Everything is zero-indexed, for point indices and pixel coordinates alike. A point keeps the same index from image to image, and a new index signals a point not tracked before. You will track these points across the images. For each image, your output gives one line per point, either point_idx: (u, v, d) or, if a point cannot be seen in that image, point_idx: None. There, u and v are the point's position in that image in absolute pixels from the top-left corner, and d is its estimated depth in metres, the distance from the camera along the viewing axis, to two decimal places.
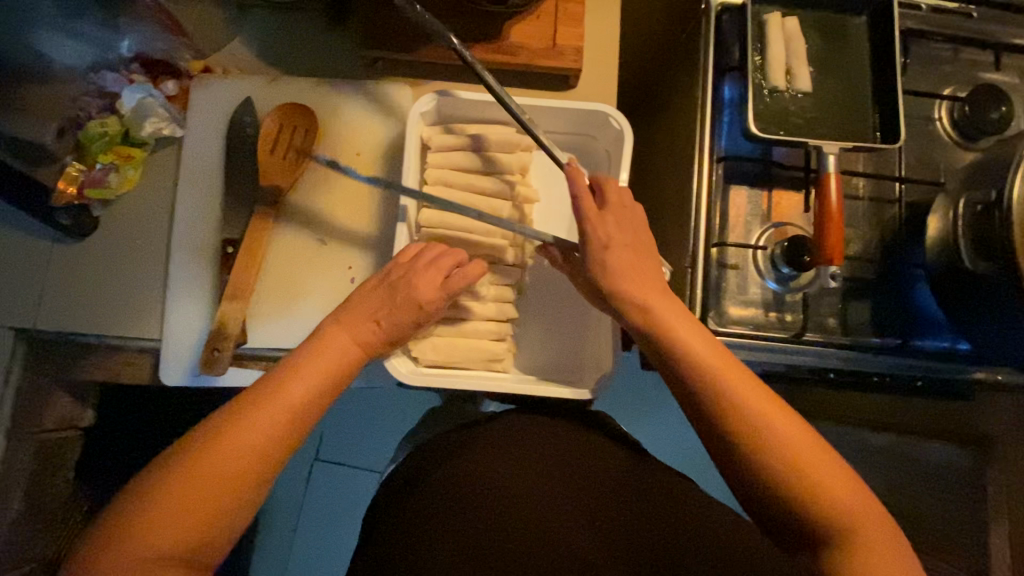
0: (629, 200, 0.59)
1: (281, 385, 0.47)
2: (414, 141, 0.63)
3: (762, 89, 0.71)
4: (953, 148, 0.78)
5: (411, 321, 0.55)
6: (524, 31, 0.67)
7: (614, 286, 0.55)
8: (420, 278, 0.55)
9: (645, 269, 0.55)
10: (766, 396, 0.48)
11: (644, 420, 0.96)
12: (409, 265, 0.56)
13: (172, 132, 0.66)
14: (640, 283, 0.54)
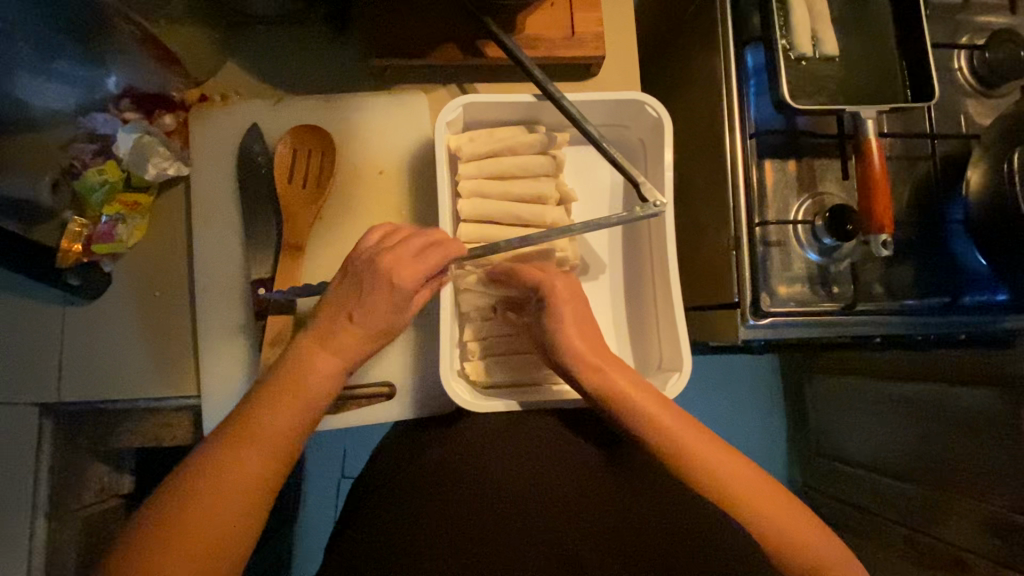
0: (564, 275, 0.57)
1: (262, 409, 0.46)
2: (443, 152, 0.59)
3: (789, 57, 0.68)
4: (979, 99, 0.76)
5: (389, 306, 0.50)
6: (541, 21, 0.64)
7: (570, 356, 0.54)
8: (392, 262, 0.49)
9: (587, 324, 0.56)
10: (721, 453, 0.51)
11: None
12: (377, 248, 0.50)
13: (177, 170, 0.60)
14: (594, 346, 0.54)
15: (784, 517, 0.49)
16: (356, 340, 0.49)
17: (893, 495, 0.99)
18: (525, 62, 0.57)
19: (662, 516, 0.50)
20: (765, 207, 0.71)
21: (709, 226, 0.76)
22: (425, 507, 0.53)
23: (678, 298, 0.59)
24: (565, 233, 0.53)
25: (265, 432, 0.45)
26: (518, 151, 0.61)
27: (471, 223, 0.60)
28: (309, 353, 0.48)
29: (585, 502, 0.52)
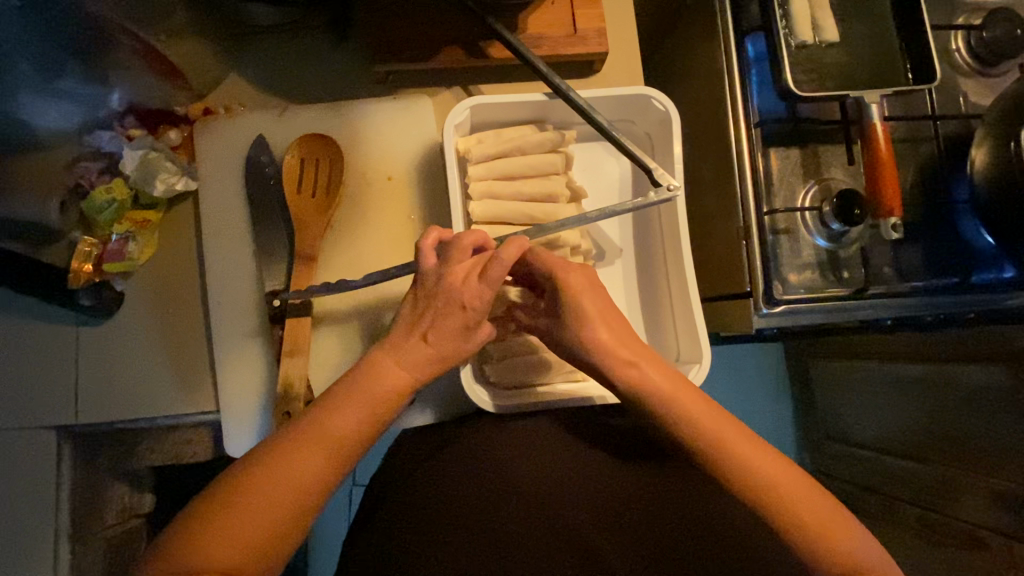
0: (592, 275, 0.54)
1: (317, 423, 0.43)
2: (452, 155, 0.59)
3: (790, 44, 0.69)
4: (979, 80, 0.76)
5: (461, 328, 0.46)
6: (544, 20, 0.64)
7: (589, 345, 0.51)
8: (463, 280, 0.46)
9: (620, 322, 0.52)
10: (782, 465, 0.47)
11: None
12: (443, 261, 0.47)
13: (186, 185, 0.60)
14: (623, 338, 0.51)
15: (829, 525, 0.45)
16: (427, 359, 0.46)
17: (906, 475, 0.99)
18: (522, 48, 0.56)
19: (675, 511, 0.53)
20: (773, 195, 0.71)
21: (717, 217, 0.76)
22: (451, 508, 0.54)
23: (693, 290, 0.60)
24: (580, 222, 0.55)
25: (323, 449, 0.42)
26: (527, 151, 0.61)
27: (483, 224, 0.60)
28: (367, 372, 0.45)
29: (605, 499, 0.54)
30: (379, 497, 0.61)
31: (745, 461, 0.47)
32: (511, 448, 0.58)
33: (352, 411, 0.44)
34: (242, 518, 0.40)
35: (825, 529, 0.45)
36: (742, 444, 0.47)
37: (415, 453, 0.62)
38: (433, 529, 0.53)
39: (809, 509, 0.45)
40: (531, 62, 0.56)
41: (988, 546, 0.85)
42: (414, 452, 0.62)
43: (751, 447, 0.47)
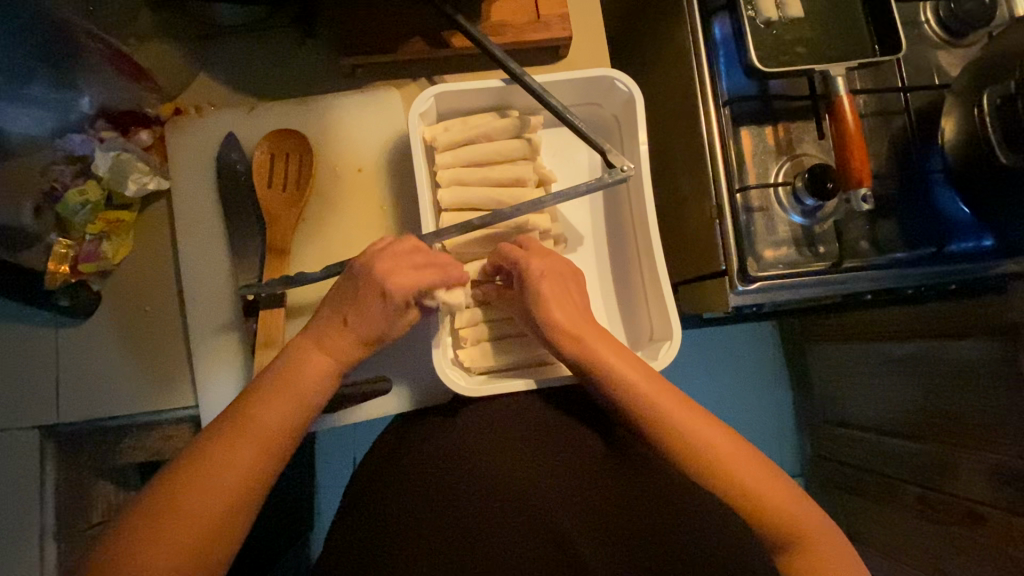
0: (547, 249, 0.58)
1: (251, 416, 0.46)
2: (418, 143, 0.59)
3: (755, 22, 0.69)
4: (950, 49, 0.76)
5: (382, 316, 0.50)
6: (505, 7, 0.64)
7: (549, 323, 0.54)
8: (388, 263, 0.50)
9: (570, 302, 0.55)
10: (721, 433, 0.51)
11: None
12: (371, 254, 0.51)
13: (157, 184, 0.61)
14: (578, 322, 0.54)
15: (767, 487, 0.49)
16: (349, 343, 0.50)
17: (902, 454, 0.98)
18: (477, 33, 0.57)
19: (644, 497, 0.53)
20: (745, 173, 0.71)
21: (691, 198, 0.76)
22: (422, 501, 0.55)
23: (664, 269, 0.60)
24: (539, 204, 0.56)
25: (255, 440, 0.45)
26: (493, 137, 0.61)
27: (451, 211, 0.60)
28: (291, 366, 0.49)
29: (578, 488, 0.54)
30: (360, 488, 0.61)
31: (691, 432, 0.50)
32: (476, 439, 0.58)
33: (281, 403, 0.47)
34: (196, 502, 0.42)
35: (766, 492, 0.49)
36: (674, 410, 0.51)
37: (389, 441, 0.64)
38: (403, 524, 0.53)
39: (748, 475, 0.49)
40: (488, 49, 0.57)
41: (987, 521, 0.85)
42: (393, 439, 0.63)
43: (687, 416, 0.51)
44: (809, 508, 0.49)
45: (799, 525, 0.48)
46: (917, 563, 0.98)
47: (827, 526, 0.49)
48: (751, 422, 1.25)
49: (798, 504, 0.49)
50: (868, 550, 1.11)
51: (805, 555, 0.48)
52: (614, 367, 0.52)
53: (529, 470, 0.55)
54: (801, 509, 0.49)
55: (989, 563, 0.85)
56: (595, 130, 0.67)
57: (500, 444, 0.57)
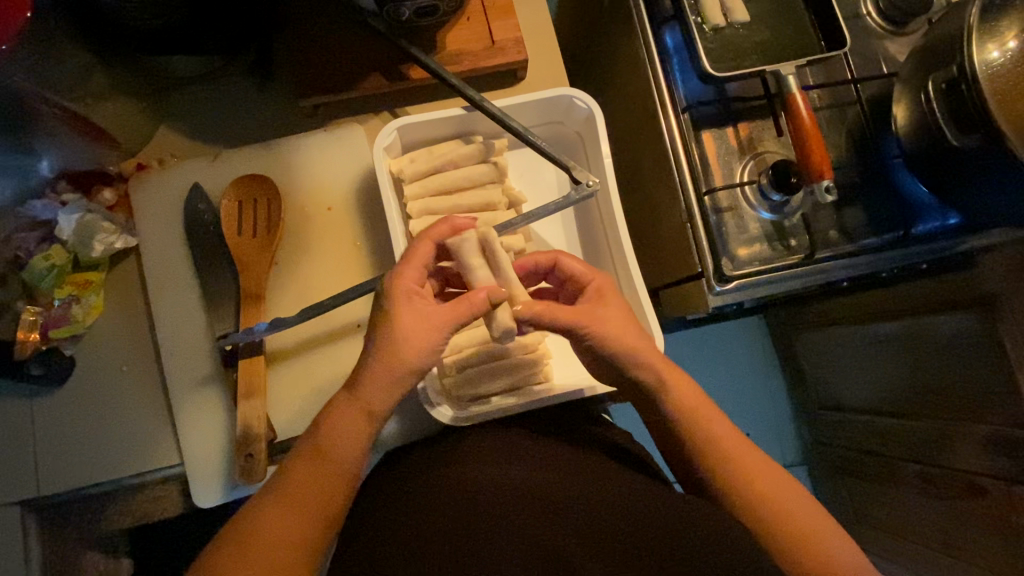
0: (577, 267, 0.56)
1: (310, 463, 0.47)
2: (385, 177, 0.60)
3: (705, 30, 0.70)
4: (894, 39, 0.78)
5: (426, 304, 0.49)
6: (460, 38, 0.65)
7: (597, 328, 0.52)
8: (404, 277, 0.49)
9: (620, 311, 0.54)
10: (733, 439, 0.53)
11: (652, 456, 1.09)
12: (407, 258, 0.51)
13: (125, 242, 0.60)
14: (622, 323, 0.53)
15: (761, 480, 0.51)
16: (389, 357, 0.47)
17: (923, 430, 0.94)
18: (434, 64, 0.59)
19: (674, 520, 0.47)
20: (712, 175, 0.72)
21: (662, 204, 0.77)
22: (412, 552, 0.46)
23: (639, 279, 0.60)
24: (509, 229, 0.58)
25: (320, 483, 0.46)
26: (459, 164, 0.62)
27: None
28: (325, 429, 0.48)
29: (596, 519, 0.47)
30: None
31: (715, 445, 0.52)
32: (492, 464, 0.53)
33: (314, 494, 0.46)
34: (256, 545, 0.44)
35: (765, 483, 0.51)
36: (710, 427, 0.53)
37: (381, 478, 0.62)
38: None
39: (752, 472, 0.51)
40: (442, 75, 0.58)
41: (988, 493, 0.85)
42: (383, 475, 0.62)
43: (700, 407, 0.54)
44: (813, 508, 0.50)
45: (798, 518, 0.49)
46: (927, 541, 0.99)
47: (830, 522, 0.50)
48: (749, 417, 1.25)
49: (807, 500, 0.51)
50: (877, 532, 1.12)
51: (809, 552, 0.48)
52: (637, 347, 0.53)
53: (541, 490, 0.50)
54: (798, 498, 0.50)
55: (995, 534, 0.86)
56: (560, 145, 0.67)
57: (517, 470, 0.52)
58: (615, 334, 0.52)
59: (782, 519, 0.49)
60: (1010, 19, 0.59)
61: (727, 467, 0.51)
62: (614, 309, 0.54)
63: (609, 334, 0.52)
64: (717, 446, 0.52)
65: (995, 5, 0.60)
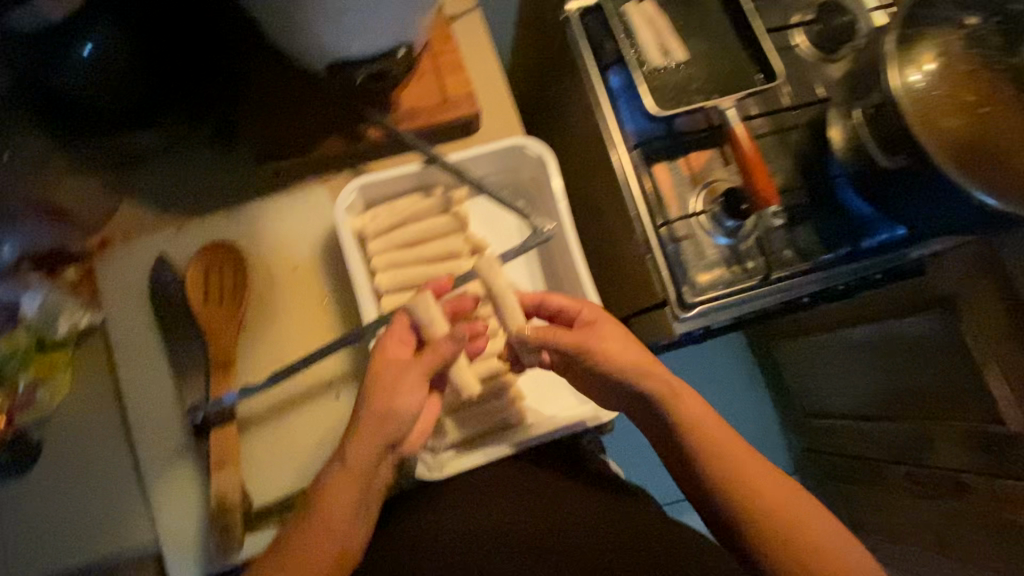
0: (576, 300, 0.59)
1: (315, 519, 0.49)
2: (347, 236, 0.61)
3: (646, 71, 0.74)
4: (827, 64, 0.83)
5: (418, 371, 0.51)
6: (413, 95, 0.68)
7: (596, 350, 0.55)
8: (387, 347, 0.52)
9: (618, 335, 0.57)
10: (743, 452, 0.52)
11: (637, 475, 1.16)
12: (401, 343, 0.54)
13: (90, 320, 0.61)
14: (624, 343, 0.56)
15: (766, 494, 0.50)
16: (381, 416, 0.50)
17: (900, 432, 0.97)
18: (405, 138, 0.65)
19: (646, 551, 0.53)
20: (667, 206, 0.75)
21: (623, 237, 0.80)
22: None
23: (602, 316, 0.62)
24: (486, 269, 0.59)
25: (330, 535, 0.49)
26: (420, 216, 0.64)
27: (389, 294, 0.62)
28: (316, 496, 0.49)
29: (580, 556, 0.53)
30: None
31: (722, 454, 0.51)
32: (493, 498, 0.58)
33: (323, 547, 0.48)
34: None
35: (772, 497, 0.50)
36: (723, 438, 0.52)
37: None
38: None
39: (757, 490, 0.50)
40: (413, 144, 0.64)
41: (972, 489, 0.86)
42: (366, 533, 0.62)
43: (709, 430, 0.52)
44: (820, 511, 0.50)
45: (811, 534, 0.48)
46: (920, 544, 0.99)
47: (845, 534, 0.49)
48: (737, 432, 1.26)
49: (819, 513, 0.50)
50: (875, 537, 1.12)
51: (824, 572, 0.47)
52: (640, 365, 0.55)
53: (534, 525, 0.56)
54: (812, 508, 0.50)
55: (982, 530, 0.86)
56: (519, 190, 0.69)
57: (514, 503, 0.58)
58: (613, 351, 0.55)
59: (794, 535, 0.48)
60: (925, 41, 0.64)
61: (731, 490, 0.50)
62: (614, 335, 0.56)
63: (608, 352, 0.55)
64: (722, 465, 0.51)
65: (912, 28, 0.66)
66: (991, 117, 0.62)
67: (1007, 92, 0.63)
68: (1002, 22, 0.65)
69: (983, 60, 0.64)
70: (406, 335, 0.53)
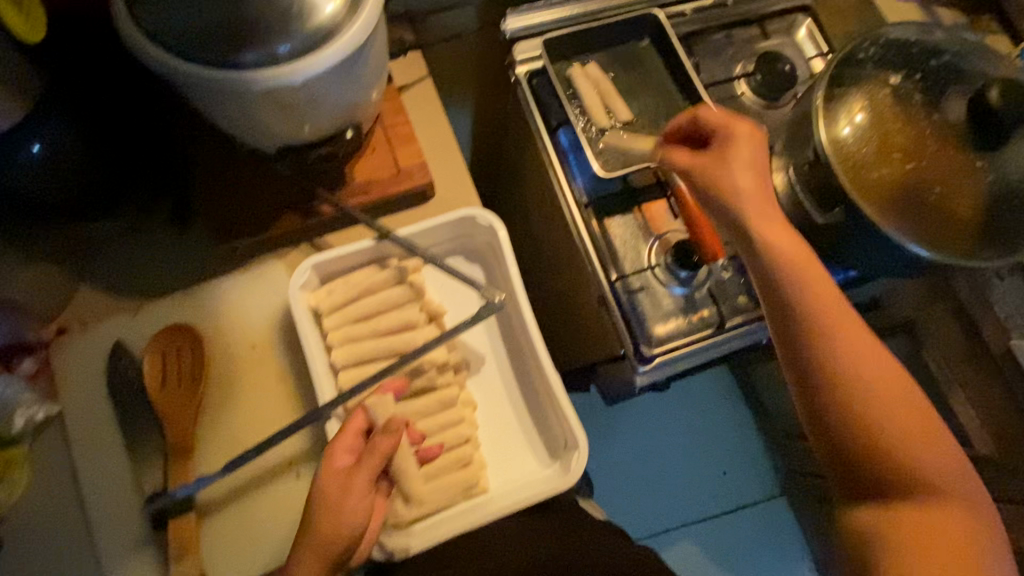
0: (724, 135, 0.60)
1: None
2: (303, 315, 0.63)
3: (592, 131, 0.76)
4: (768, 113, 0.85)
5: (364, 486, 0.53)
6: (366, 168, 0.70)
7: (730, 202, 0.57)
8: (335, 451, 0.54)
9: (756, 172, 0.59)
10: (871, 342, 0.52)
11: (622, 503, 1.22)
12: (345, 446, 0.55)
13: (47, 411, 0.60)
14: (763, 207, 0.57)
15: (902, 404, 0.50)
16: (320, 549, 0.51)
17: None
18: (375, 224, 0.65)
19: None
20: (620, 260, 0.77)
21: (582, 289, 0.81)
22: None
23: (557, 381, 0.63)
24: (452, 334, 0.61)
25: None
26: (375, 289, 0.65)
27: (347, 369, 0.62)
28: None
29: None
30: None
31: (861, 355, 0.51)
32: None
33: None
34: None
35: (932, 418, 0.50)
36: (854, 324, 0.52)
37: None
38: None
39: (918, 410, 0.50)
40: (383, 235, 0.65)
41: None
42: None
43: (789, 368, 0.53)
44: (941, 460, 0.49)
45: (950, 460, 0.49)
46: None
47: (945, 471, 0.48)
48: (721, 459, 1.26)
49: (910, 435, 0.49)
50: None
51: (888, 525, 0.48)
52: (783, 244, 0.55)
53: None
54: (930, 440, 0.49)
55: None
56: (473, 255, 0.71)
57: None
58: (750, 204, 0.57)
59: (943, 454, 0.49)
60: (855, 93, 0.67)
61: (847, 353, 0.51)
62: (750, 177, 0.58)
63: (749, 207, 0.57)
64: (866, 365, 0.51)
65: (844, 79, 0.67)
66: (916, 171, 0.64)
67: (933, 146, 0.64)
68: (923, 78, 0.67)
69: (907, 116, 0.65)
70: (356, 436, 0.55)
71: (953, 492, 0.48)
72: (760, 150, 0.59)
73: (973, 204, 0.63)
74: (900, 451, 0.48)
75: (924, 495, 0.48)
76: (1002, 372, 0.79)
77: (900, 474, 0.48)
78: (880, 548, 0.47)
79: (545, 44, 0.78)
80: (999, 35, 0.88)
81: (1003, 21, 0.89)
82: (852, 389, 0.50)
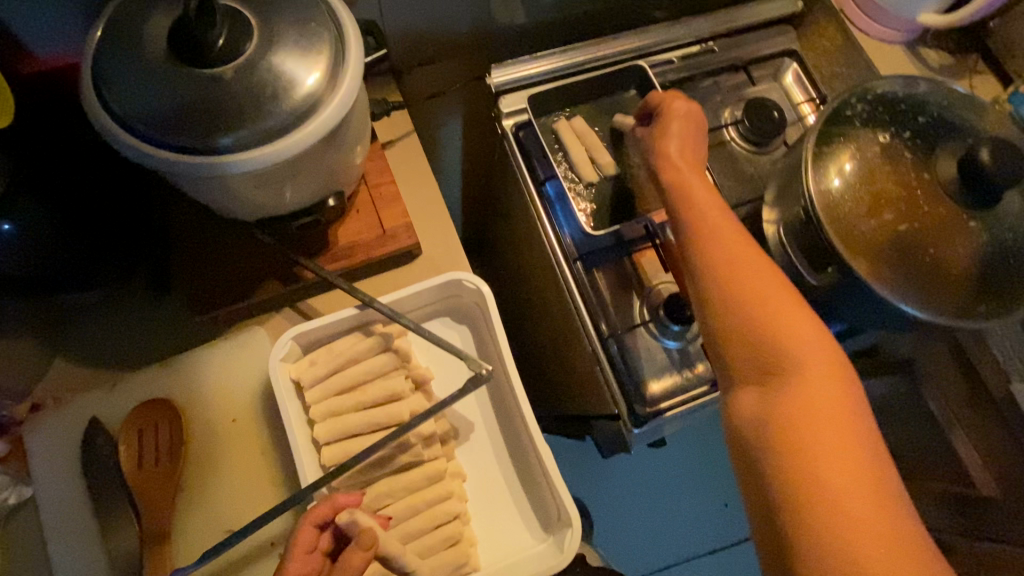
0: (666, 108, 0.63)
1: None
2: (285, 388, 0.61)
3: (580, 185, 0.76)
4: (757, 158, 0.84)
5: None
6: (350, 230, 0.68)
7: (660, 162, 0.59)
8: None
9: (690, 145, 0.60)
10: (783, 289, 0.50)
11: (622, 540, 1.19)
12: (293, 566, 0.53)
13: (19, 494, 0.59)
14: (684, 160, 0.59)
15: (796, 342, 0.47)
16: None
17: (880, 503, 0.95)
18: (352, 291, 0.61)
19: None
20: (611, 314, 0.76)
21: (573, 342, 0.80)
22: None
23: (547, 453, 0.61)
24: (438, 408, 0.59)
25: None
26: (359, 358, 0.63)
27: (330, 445, 0.60)
28: None
29: None
30: None
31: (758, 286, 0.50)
32: None
33: None
34: None
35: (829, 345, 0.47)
36: (754, 257, 0.51)
37: None
38: None
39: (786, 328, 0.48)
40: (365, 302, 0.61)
41: None
42: None
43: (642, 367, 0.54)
44: (841, 394, 0.44)
45: (829, 366, 0.46)
46: None
47: (835, 393, 0.44)
48: (725, 491, 1.22)
49: (803, 374, 0.45)
50: None
51: (767, 400, 0.46)
52: (693, 189, 0.56)
53: None
54: (819, 377, 0.45)
55: None
56: (461, 317, 0.70)
57: None
58: (671, 170, 0.58)
59: (817, 353, 0.46)
60: (844, 148, 0.66)
61: (731, 289, 0.50)
62: (681, 143, 0.60)
63: (669, 169, 0.58)
64: (767, 298, 0.49)
65: (832, 134, 0.67)
66: (909, 234, 0.63)
67: (926, 205, 0.63)
68: (910, 135, 0.66)
69: (897, 173, 0.65)
70: (313, 557, 0.54)
71: (808, 371, 0.46)
72: (699, 132, 0.62)
73: (967, 266, 0.62)
74: (788, 385, 0.45)
75: (790, 376, 0.46)
76: (1005, 418, 0.77)
77: (780, 393, 0.45)
78: (766, 450, 0.44)
79: (532, 98, 0.78)
80: (986, 75, 0.88)
81: (990, 60, 0.89)
82: (744, 327, 0.49)
